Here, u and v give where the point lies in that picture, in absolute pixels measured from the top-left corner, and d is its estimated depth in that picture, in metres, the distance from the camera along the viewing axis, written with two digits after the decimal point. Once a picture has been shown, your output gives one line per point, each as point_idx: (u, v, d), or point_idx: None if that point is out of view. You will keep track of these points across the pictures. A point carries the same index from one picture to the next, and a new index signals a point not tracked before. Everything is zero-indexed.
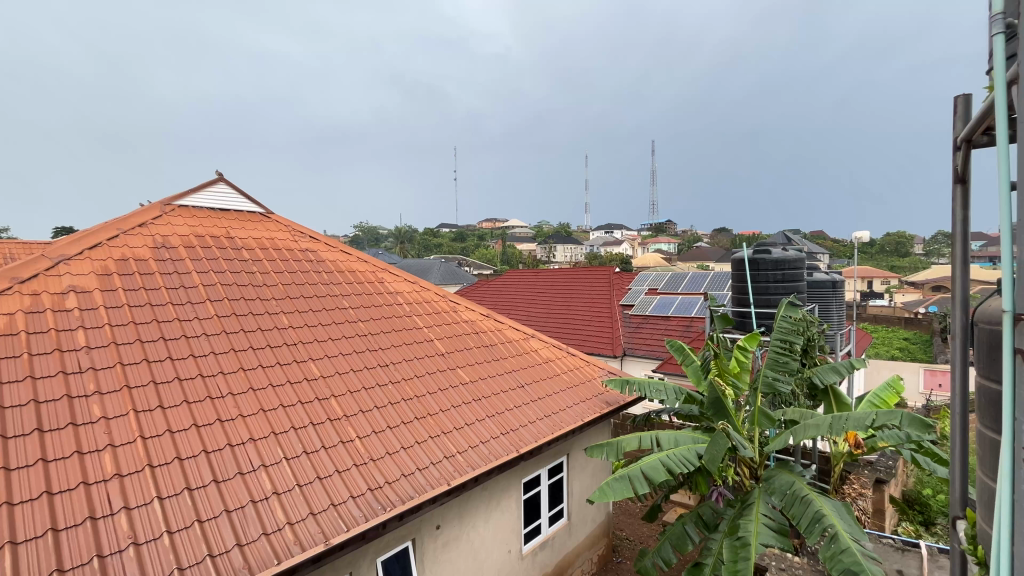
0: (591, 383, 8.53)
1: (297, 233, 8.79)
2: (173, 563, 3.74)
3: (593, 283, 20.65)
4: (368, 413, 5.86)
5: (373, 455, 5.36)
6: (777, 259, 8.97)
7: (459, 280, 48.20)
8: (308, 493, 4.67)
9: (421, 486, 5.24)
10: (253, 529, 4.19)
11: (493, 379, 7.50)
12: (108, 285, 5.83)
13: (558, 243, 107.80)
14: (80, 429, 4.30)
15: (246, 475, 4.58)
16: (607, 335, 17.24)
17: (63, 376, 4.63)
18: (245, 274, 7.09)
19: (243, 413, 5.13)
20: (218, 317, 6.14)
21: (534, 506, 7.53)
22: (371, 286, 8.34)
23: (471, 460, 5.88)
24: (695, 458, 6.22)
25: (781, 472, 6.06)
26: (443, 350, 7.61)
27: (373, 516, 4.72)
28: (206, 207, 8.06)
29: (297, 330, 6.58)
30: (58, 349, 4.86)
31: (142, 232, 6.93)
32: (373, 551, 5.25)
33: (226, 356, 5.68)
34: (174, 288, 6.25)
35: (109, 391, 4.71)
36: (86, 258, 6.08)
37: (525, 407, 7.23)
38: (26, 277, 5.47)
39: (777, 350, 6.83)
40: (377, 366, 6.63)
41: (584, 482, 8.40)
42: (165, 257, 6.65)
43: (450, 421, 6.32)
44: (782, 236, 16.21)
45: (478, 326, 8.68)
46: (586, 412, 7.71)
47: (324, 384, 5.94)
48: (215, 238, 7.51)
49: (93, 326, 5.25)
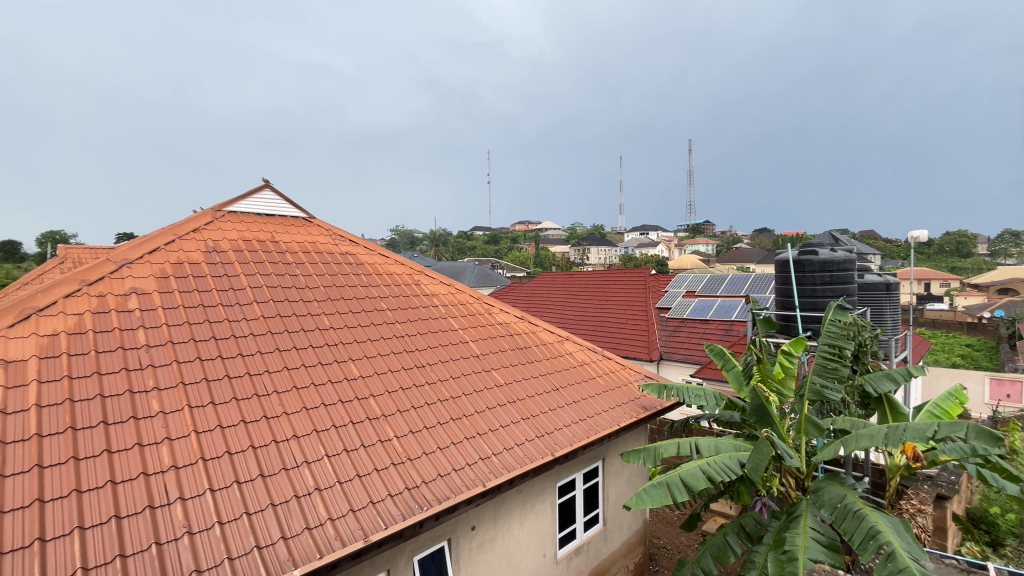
0: (626, 387, 8.39)
1: (337, 236, 9.08)
2: (224, 554, 3.91)
3: (629, 286, 20.36)
4: (405, 413, 5.96)
5: (410, 454, 5.45)
6: (825, 260, 8.55)
7: (493, 282, 48.59)
8: (348, 489, 4.80)
9: (457, 487, 5.29)
10: (296, 522, 4.33)
11: (528, 381, 7.50)
12: (166, 288, 6.20)
13: (592, 245, 106.89)
14: (140, 423, 4.58)
15: (290, 471, 4.74)
16: (642, 338, 16.94)
17: (125, 372, 4.95)
18: (289, 276, 7.38)
19: (287, 410, 5.32)
20: (264, 318, 6.41)
21: (569, 510, 7.46)
22: (408, 287, 8.50)
23: (506, 462, 5.89)
24: (737, 466, 6.00)
25: (831, 483, 5.76)
26: (478, 352, 7.66)
27: (410, 515, 4.79)
28: (254, 212, 8.46)
29: (337, 330, 6.78)
30: (122, 347, 5.20)
31: (196, 237, 7.33)
32: (410, 550, 5.33)
33: (271, 355, 5.92)
34: (225, 290, 6.58)
35: (166, 387, 4.99)
36: (145, 262, 6.48)
37: (560, 410, 7.18)
38: (94, 280, 5.88)
39: (825, 356, 6.52)
40: (413, 366, 6.75)
41: (620, 488, 8.27)
42: (216, 261, 7.00)
43: (485, 423, 6.36)
44: (831, 236, 15.43)
45: (513, 328, 8.69)
46: (621, 417, 7.58)
47: (363, 384, 6.09)
48: (261, 243, 7.86)
49: (151, 325, 5.59)
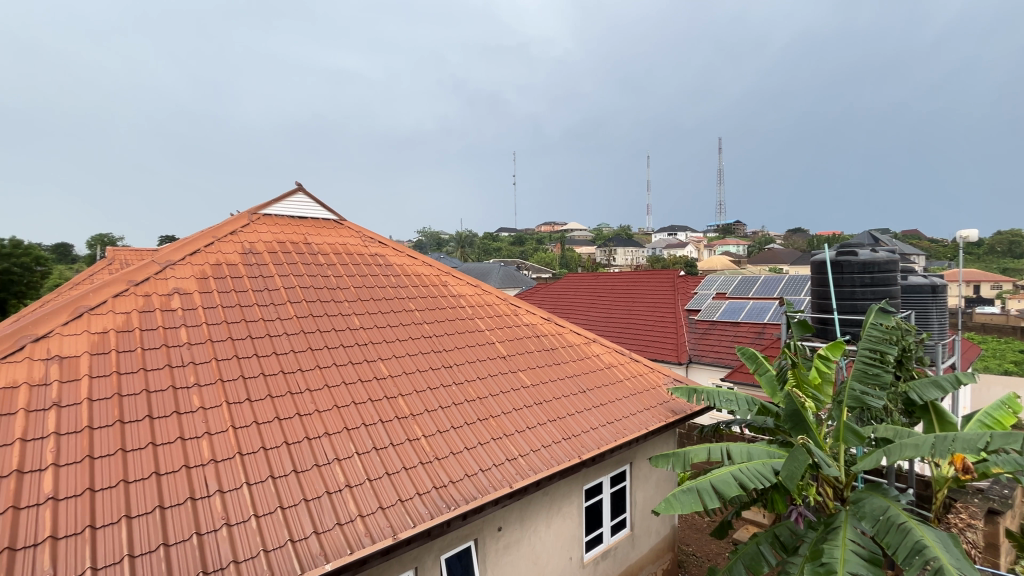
0: (655, 391, 8.26)
1: (367, 238, 9.26)
2: (260, 546, 4.03)
3: (656, 287, 20.04)
4: (433, 413, 6.02)
5: (438, 454, 5.50)
6: (866, 261, 8.20)
7: (518, 284, 48.72)
8: (378, 487, 4.88)
9: (484, 488, 5.31)
10: (328, 518, 4.43)
11: (554, 383, 7.46)
12: (206, 288, 6.46)
13: (618, 246, 105.74)
14: (182, 417, 4.78)
15: (322, 467, 4.85)
16: (670, 341, 16.65)
17: (169, 369, 5.17)
18: (320, 277, 7.57)
19: (319, 408, 5.46)
20: (297, 318, 6.60)
21: (596, 514, 7.38)
22: (435, 288, 8.60)
23: (533, 464, 5.88)
24: (771, 473, 5.82)
25: (872, 494, 5.52)
26: (505, 353, 7.68)
27: (438, 514, 4.84)
28: (288, 215, 8.72)
29: (366, 330, 6.92)
30: (165, 345, 5.45)
31: (233, 239, 7.59)
32: (437, 549, 5.38)
33: (304, 354, 6.09)
34: (260, 290, 6.80)
35: (205, 384, 5.19)
36: (187, 263, 6.77)
37: (587, 412, 7.12)
38: (140, 280, 6.17)
39: (865, 361, 6.26)
40: (441, 367, 6.82)
41: (648, 493, 8.14)
42: (252, 262, 7.25)
43: (511, 424, 6.36)
44: (871, 236, 14.79)
45: (539, 329, 8.67)
46: (650, 421, 7.46)
47: (392, 383, 6.19)
48: (295, 245, 8.09)
49: (193, 324, 5.84)
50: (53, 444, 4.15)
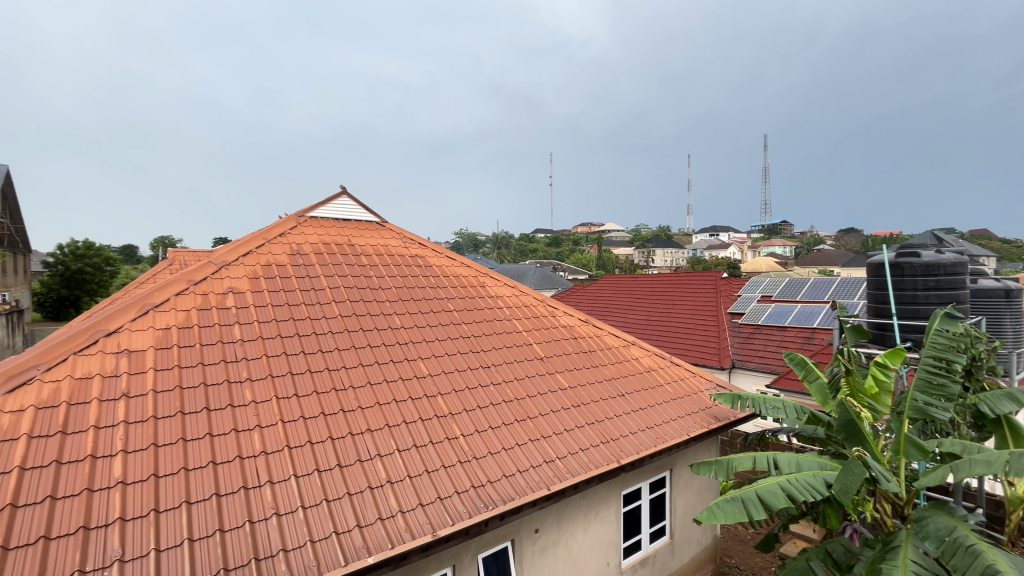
0: (696, 396, 8.03)
1: (408, 239, 9.48)
2: (307, 536, 4.18)
3: (698, 290, 19.49)
4: (471, 413, 6.08)
5: (476, 454, 5.54)
6: (930, 263, 7.67)
7: (555, 285, 48.55)
8: (418, 484, 4.97)
9: (522, 489, 5.32)
10: (370, 512, 4.55)
11: (593, 385, 7.38)
12: (257, 287, 6.79)
13: (657, 247, 103.55)
14: (236, 410, 5.04)
15: (365, 463, 4.99)
16: (712, 345, 16.14)
17: (224, 364, 5.47)
18: (363, 278, 7.80)
19: (362, 405, 5.62)
20: (341, 317, 6.83)
21: (633, 520, 7.23)
22: (474, 289, 8.69)
23: (571, 467, 5.83)
24: (823, 486, 5.52)
25: (937, 513, 5.14)
26: (543, 355, 7.66)
27: (476, 513, 4.88)
28: (333, 217, 9.03)
29: (407, 330, 7.07)
30: (221, 341, 5.76)
31: (283, 240, 7.93)
32: (475, 547, 5.43)
33: (348, 352, 6.30)
34: (307, 290, 7.08)
35: (257, 379, 5.45)
36: (240, 263, 7.13)
37: (626, 416, 7.00)
38: (198, 280, 6.55)
39: (929, 370, 5.85)
40: (479, 367, 6.88)
41: (688, 500, 7.92)
42: (300, 263, 7.55)
43: (549, 426, 6.34)
44: (935, 236, 13.82)
45: (577, 331, 8.60)
46: (691, 427, 7.26)
47: (432, 382, 6.30)
48: (339, 246, 8.37)
49: (245, 322, 6.15)
50: (122, 432, 4.46)
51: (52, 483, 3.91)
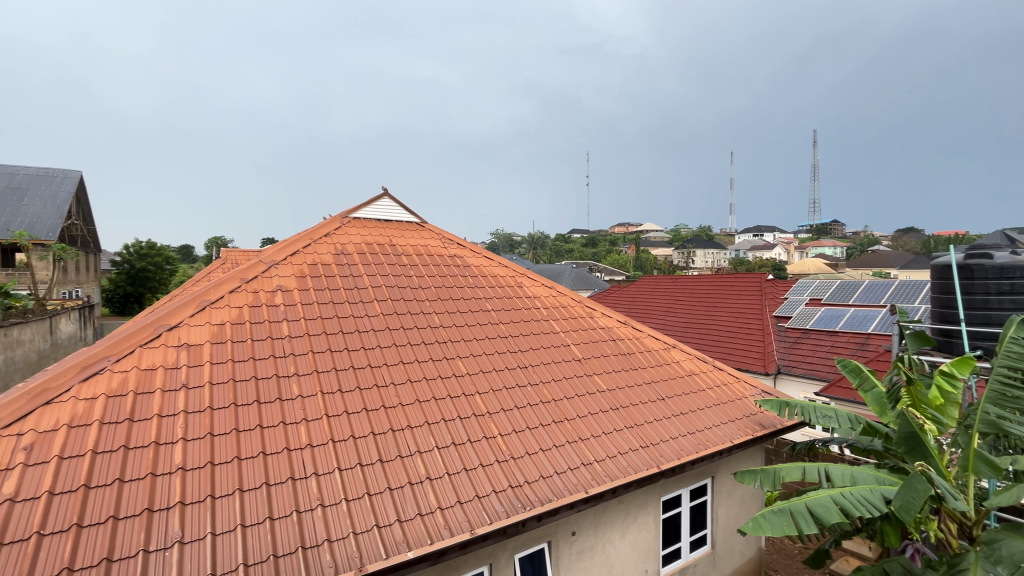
0: (741, 402, 7.75)
1: (446, 239, 9.60)
2: (350, 528, 4.29)
3: (741, 292, 18.82)
4: (509, 412, 6.09)
5: (513, 453, 5.55)
6: (1004, 265, 7.07)
7: (591, 286, 48.06)
8: (456, 482, 5.02)
9: (559, 490, 5.28)
10: (410, 508, 4.62)
11: (631, 388, 7.25)
12: (304, 286, 7.05)
13: (697, 248, 100.73)
14: (284, 404, 5.24)
15: (405, 459, 5.08)
16: (756, 349, 15.53)
17: (273, 360, 5.71)
18: (404, 278, 7.96)
19: (402, 401, 5.73)
20: (383, 315, 7.00)
21: (673, 528, 7.04)
22: (511, 289, 8.72)
23: (610, 471, 5.74)
24: (881, 501, 5.21)
25: (1011, 536, 4.71)
26: (580, 356, 7.58)
27: (513, 513, 4.88)
28: (375, 218, 9.28)
29: (445, 329, 7.17)
30: (270, 337, 6.02)
31: (327, 241, 8.20)
32: (511, 547, 5.43)
33: (389, 349, 6.45)
34: (350, 289, 7.30)
35: (303, 374, 5.66)
36: (288, 263, 7.42)
37: (666, 421, 6.82)
38: (249, 278, 6.87)
39: (1002, 382, 5.40)
40: (517, 367, 6.89)
41: (731, 510, 7.65)
42: (343, 263, 7.79)
43: (587, 428, 6.26)
44: (1009, 236, 12.75)
45: (615, 333, 8.47)
46: (735, 434, 7.01)
47: (470, 381, 6.37)
48: (381, 246, 8.58)
49: (293, 319, 6.40)
50: (181, 421, 4.73)
51: (119, 467, 4.19)
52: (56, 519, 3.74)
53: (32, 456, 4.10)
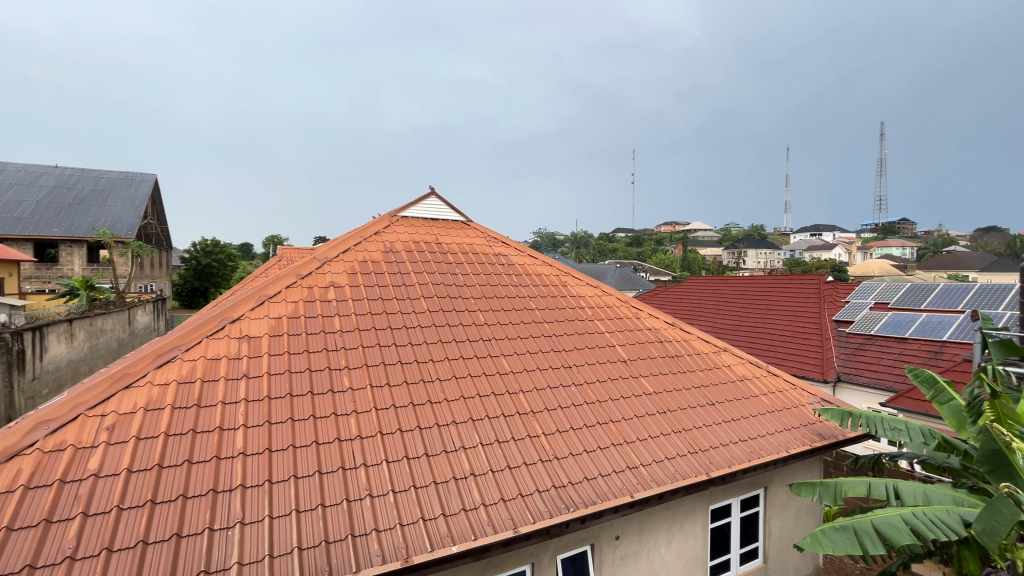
0: (798, 410, 7.34)
1: (491, 238, 9.65)
2: (397, 519, 4.39)
3: (798, 295, 17.87)
4: (553, 412, 6.05)
5: (557, 453, 5.51)
6: None
7: (635, 286, 47.02)
8: (499, 479, 5.03)
9: (604, 493, 5.19)
10: (455, 503, 4.68)
11: (679, 392, 7.01)
12: (354, 282, 7.30)
13: (748, 248, 96.56)
14: (335, 396, 5.45)
15: (450, 454, 5.16)
16: (814, 355, 14.67)
17: (326, 353, 5.94)
18: (449, 276, 8.08)
19: (448, 397, 5.82)
20: (429, 312, 7.14)
21: (721, 538, 6.76)
22: (555, 288, 8.66)
23: (656, 475, 5.59)
24: (958, 524, 4.79)
25: None
26: (626, 357, 7.42)
27: (557, 513, 4.83)
28: (422, 217, 9.47)
29: (490, 327, 7.22)
30: (323, 331, 6.27)
31: (377, 239, 8.45)
32: (554, 548, 5.39)
33: (435, 345, 6.57)
34: (399, 286, 7.49)
35: (354, 368, 5.85)
36: (340, 260, 7.70)
37: (715, 427, 6.56)
38: (305, 274, 7.18)
39: None
40: (561, 367, 6.84)
41: (786, 523, 7.27)
42: (392, 260, 8.01)
43: (633, 431, 6.12)
44: None
45: (663, 334, 8.23)
46: (791, 443, 6.64)
47: (514, 379, 6.38)
48: (428, 245, 8.74)
49: (344, 314, 6.63)
50: (243, 409, 5.01)
51: (189, 449, 4.48)
52: (133, 494, 4.04)
53: (113, 435, 4.46)
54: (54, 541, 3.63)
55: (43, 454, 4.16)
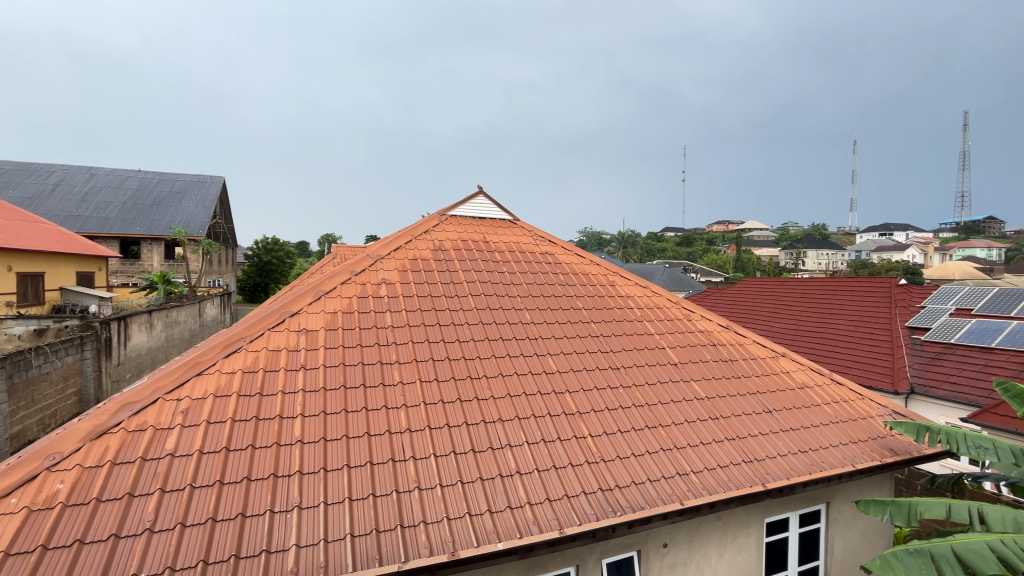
0: (865, 422, 6.84)
1: (538, 237, 9.63)
2: (444, 513, 4.46)
3: (866, 299, 16.66)
4: (600, 413, 5.96)
5: (604, 456, 5.41)
6: None
7: (685, 287, 45.54)
8: (545, 479, 5.01)
9: (652, 499, 5.05)
10: (501, 500, 4.71)
11: (733, 398, 6.71)
12: (405, 279, 7.49)
13: (809, 249, 91.20)
14: (386, 389, 5.62)
15: (496, 451, 5.19)
16: (883, 364, 13.64)
17: (378, 347, 6.14)
18: (497, 274, 8.14)
19: (494, 395, 5.86)
20: (477, 309, 7.22)
21: (778, 554, 6.41)
22: (603, 287, 8.53)
23: (707, 483, 5.38)
24: None
25: None
26: (677, 360, 7.18)
27: (603, 517, 4.75)
28: (471, 216, 9.60)
29: (537, 326, 7.20)
30: (376, 326, 6.49)
31: (426, 237, 8.64)
32: (600, 551, 5.30)
33: (482, 343, 6.64)
34: (447, 283, 7.63)
35: (404, 362, 6.02)
36: (392, 258, 7.94)
37: (773, 436, 6.22)
38: (358, 271, 7.45)
39: None
40: (608, 368, 6.72)
41: (850, 542, 6.80)
42: (441, 258, 8.17)
43: (683, 436, 5.92)
44: None
45: (716, 337, 7.91)
46: (857, 457, 6.21)
47: (561, 379, 6.32)
48: (476, 243, 8.84)
49: (395, 310, 6.83)
50: (301, 399, 5.26)
51: (252, 436, 4.75)
52: (204, 474, 4.34)
53: (187, 418, 4.81)
54: (136, 513, 3.95)
55: (127, 433, 4.55)
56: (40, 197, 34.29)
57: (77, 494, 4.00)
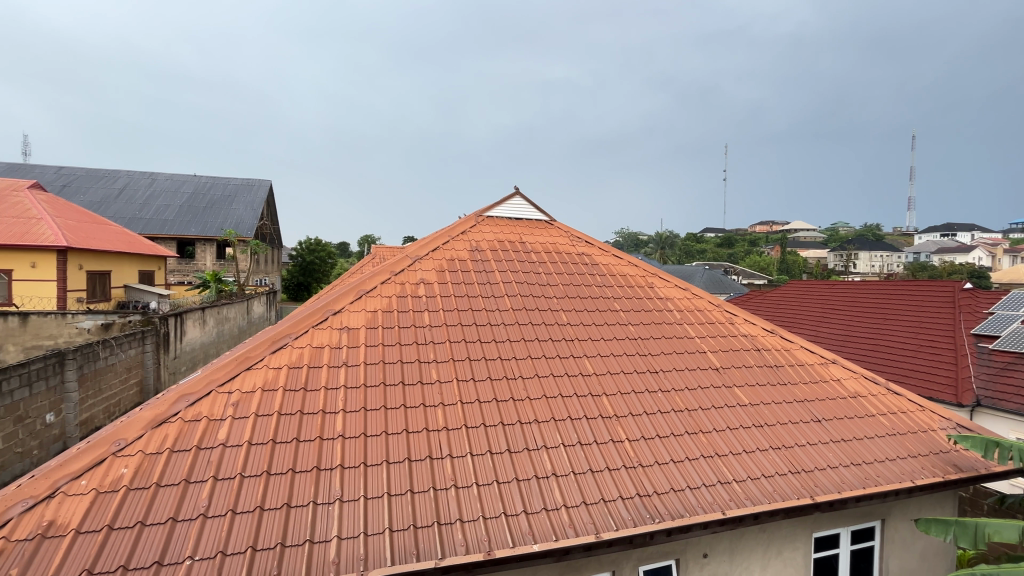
0: (925, 436, 6.40)
1: (575, 238, 9.55)
2: (480, 511, 4.49)
3: (927, 303, 15.59)
4: (638, 418, 5.84)
5: (642, 461, 5.30)
6: None
7: (726, 289, 44.06)
8: (582, 482, 4.95)
9: (692, 507, 4.91)
10: (537, 501, 4.69)
11: (779, 405, 6.43)
12: (442, 280, 7.59)
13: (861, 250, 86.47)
14: (425, 387, 5.71)
15: (532, 452, 5.17)
16: (944, 373, 12.77)
17: (416, 346, 6.26)
18: (533, 275, 8.13)
19: (530, 395, 5.85)
20: (513, 310, 7.23)
21: (828, 571, 6.09)
22: (642, 289, 8.37)
23: (750, 494, 5.17)
24: None
25: None
26: (718, 365, 6.95)
27: (641, 523, 4.65)
28: (507, 216, 9.63)
29: (574, 327, 7.14)
30: (414, 325, 6.61)
31: (463, 238, 8.73)
32: (636, 558, 5.19)
33: (518, 343, 6.64)
34: (484, 284, 7.68)
35: (441, 361, 6.10)
36: (430, 258, 8.06)
37: (822, 446, 5.92)
38: (397, 271, 7.60)
39: None
40: (647, 371, 6.57)
41: (908, 563, 6.38)
42: (478, 259, 8.25)
43: (725, 444, 5.72)
44: None
45: (761, 342, 7.61)
46: (916, 472, 5.82)
47: (597, 381, 6.25)
48: (512, 244, 8.86)
49: (433, 310, 6.94)
50: (342, 395, 5.42)
51: (296, 429, 4.92)
52: (253, 464, 4.53)
53: (237, 411, 5.04)
54: (191, 499, 4.17)
55: (184, 423, 4.82)
56: (108, 201, 36.88)
57: (139, 478, 4.26)
